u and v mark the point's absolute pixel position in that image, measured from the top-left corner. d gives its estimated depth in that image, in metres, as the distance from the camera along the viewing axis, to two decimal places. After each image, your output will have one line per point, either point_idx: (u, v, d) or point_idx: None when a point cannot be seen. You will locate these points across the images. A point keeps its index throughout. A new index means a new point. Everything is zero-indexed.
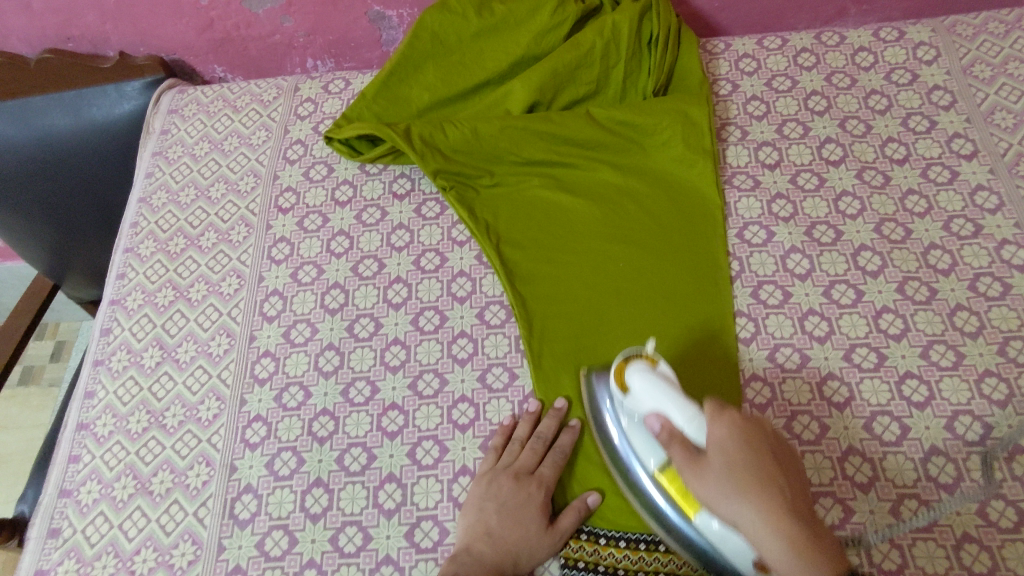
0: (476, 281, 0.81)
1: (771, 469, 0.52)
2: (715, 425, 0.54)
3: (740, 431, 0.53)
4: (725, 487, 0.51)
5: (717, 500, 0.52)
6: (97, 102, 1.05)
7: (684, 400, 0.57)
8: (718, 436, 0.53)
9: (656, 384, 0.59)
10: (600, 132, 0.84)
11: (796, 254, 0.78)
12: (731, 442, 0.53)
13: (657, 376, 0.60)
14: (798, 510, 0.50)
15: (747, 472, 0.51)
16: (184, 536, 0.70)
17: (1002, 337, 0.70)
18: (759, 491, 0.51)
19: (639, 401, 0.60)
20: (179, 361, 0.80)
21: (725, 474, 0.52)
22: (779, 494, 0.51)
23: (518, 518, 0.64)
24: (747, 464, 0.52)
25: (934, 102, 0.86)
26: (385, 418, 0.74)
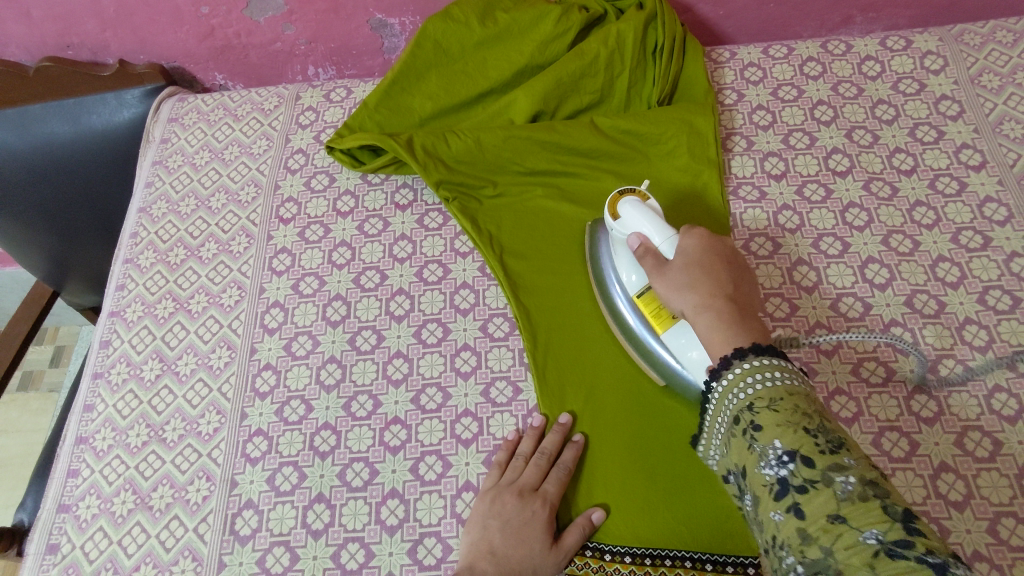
0: (480, 293, 0.81)
1: (724, 270, 0.59)
2: (687, 237, 0.62)
3: (705, 242, 0.61)
4: (680, 278, 0.59)
5: (672, 290, 0.59)
6: (96, 110, 1.05)
7: (665, 224, 0.65)
8: (687, 244, 0.61)
9: (644, 210, 0.66)
10: (604, 141, 0.83)
11: (802, 266, 0.77)
12: (693, 250, 0.61)
13: (646, 207, 0.67)
14: (735, 300, 0.56)
15: (700, 268, 0.58)
16: (185, 552, 0.69)
17: (1011, 351, 0.69)
18: (707, 281, 0.57)
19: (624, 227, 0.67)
20: (179, 374, 0.79)
21: (682, 270, 0.59)
22: (725, 287, 0.57)
23: (522, 536, 0.63)
24: (702, 266, 0.59)
25: (942, 112, 0.85)
26: (388, 432, 0.73)
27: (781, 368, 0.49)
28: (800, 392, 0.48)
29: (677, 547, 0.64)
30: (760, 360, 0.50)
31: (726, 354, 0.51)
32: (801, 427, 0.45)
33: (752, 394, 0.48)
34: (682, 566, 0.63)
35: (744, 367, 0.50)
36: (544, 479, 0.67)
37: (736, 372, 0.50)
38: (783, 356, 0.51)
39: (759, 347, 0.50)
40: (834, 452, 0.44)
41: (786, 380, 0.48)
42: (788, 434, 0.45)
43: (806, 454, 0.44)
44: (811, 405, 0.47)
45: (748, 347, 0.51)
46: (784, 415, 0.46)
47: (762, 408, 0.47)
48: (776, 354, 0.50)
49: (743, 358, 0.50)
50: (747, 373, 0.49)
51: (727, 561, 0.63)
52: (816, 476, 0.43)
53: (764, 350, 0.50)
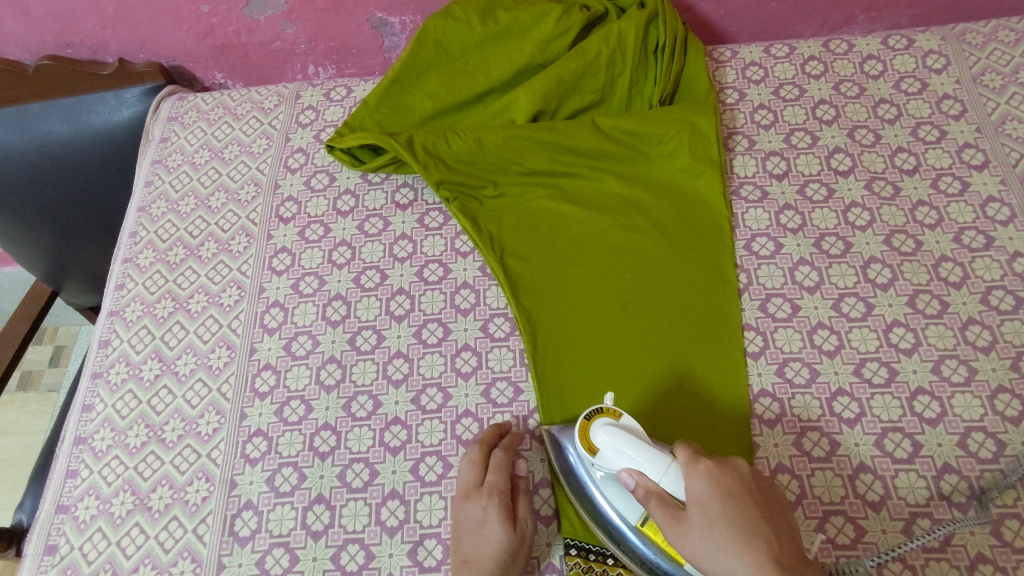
0: (480, 293, 0.80)
1: (749, 511, 0.51)
2: (694, 477, 0.52)
3: (718, 481, 0.52)
4: (710, 543, 0.50)
5: (711, 555, 0.50)
6: (96, 109, 1.04)
7: (656, 454, 0.55)
8: (698, 489, 0.51)
9: (626, 440, 0.57)
10: (605, 141, 0.83)
11: (804, 266, 0.77)
12: (709, 496, 0.51)
13: (625, 432, 0.58)
14: (783, 554, 0.49)
15: (733, 522, 0.50)
16: (184, 554, 0.68)
17: (1014, 352, 0.69)
18: (746, 539, 0.49)
19: (610, 464, 0.58)
20: (179, 374, 0.79)
21: (710, 530, 0.50)
22: (764, 538, 0.50)
23: (488, 530, 0.63)
24: (728, 516, 0.50)
25: (944, 112, 0.85)
26: (388, 432, 0.73)
27: None
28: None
29: None
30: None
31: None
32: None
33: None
34: None
35: None
36: (479, 468, 0.67)
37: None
38: None
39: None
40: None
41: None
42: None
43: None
44: None
45: None
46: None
47: None
48: None
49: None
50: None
51: None
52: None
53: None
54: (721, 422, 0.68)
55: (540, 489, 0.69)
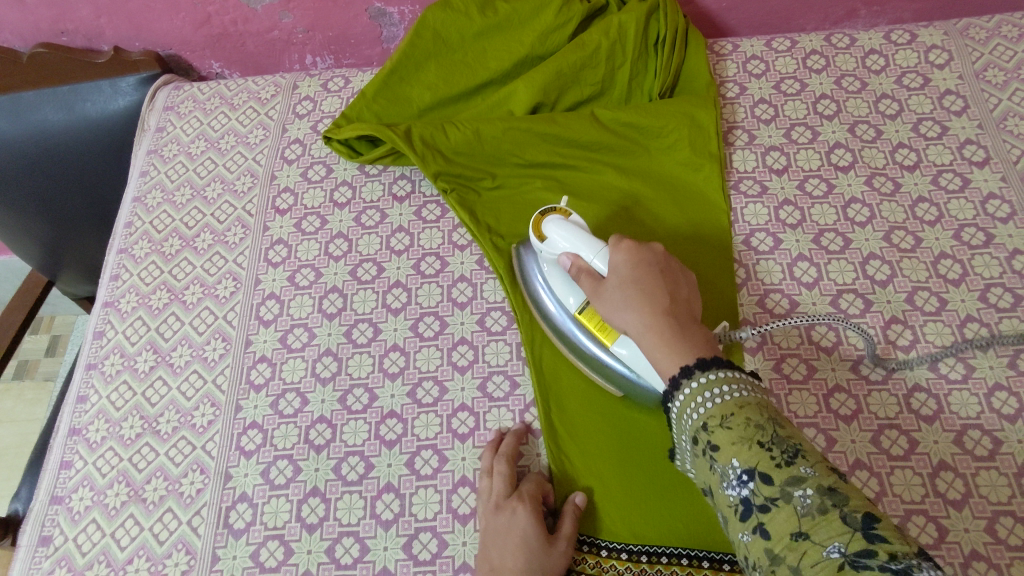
0: (477, 287, 0.80)
1: (657, 280, 0.57)
2: (616, 252, 0.60)
3: (634, 256, 0.59)
4: (617, 296, 0.57)
5: (615, 308, 0.57)
6: (91, 98, 1.04)
7: (592, 240, 0.64)
8: (616, 260, 0.60)
9: (569, 229, 0.65)
10: (604, 133, 0.82)
11: (803, 262, 0.76)
12: (623, 265, 0.59)
13: (570, 224, 0.66)
14: (677, 311, 0.55)
15: (634, 283, 0.57)
16: (178, 546, 0.68)
17: (1012, 350, 0.69)
18: (643, 294, 0.56)
19: (553, 249, 0.67)
20: (174, 365, 0.79)
21: (618, 287, 0.58)
22: (662, 297, 0.55)
23: (517, 537, 0.62)
24: (636, 279, 0.57)
25: (946, 108, 0.85)
26: (384, 426, 0.72)
27: (726, 378, 0.47)
28: (751, 403, 0.46)
29: (673, 544, 0.63)
30: (712, 371, 0.48)
31: (675, 372, 0.50)
32: (754, 441, 0.44)
33: (704, 410, 0.47)
34: (678, 563, 0.62)
35: (692, 384, 0.48)
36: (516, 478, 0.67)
37: (687, 390, 0.49)
38: (731, 365, 0.49)
39: (702, 360, 0.50)
40: (789, 463, 0.42)
41: (736, 391, 0.47)
42: (743, 452, 0.44)
43: (763, 472, 0.43)
44: (763, 413, 0.45)
45: (695, 363, 0.49)
46: (737, 432, 0.44)
47: (714, 429, 0.46)
48: (723, 366, 0.48)
49: (693, 376, 0.49)
50: (696, 387, 0.48)
51: (724, 559, 0.62)
52: (774, 492, 0.42)
53: (711, 362, 0.49)
54: None
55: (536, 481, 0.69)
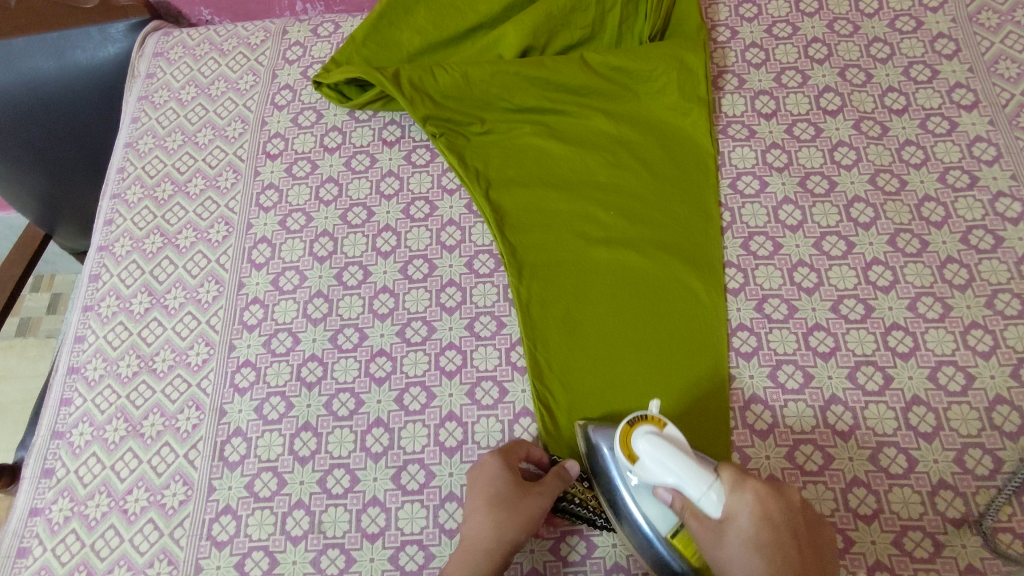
0: (465, 230, 0.81)
1: (791, 541, 0.49)
2: (736, 494, 0.51)
3: (761, 504, 0.50)
4: (739, 556, 0.49)
5: (739, 573, 0.48)
6: (80, 45, 1.01)
7: (700, 470, 0.52)
8: (737, 508, 0.50)
9: (666, 452, 0.53)
10: (591, 77, 0.82)
11: (788, 205, 0.77)
12: (747, 516, 0.50)
13: (667, 442, 0.54)
14: None
15: (762, 545, 0.48)
16: (176, 477, 0.71)
17: (991, 290, 0.70)
18: (777, 566, 0.48)
19: (650, 473, 0.54)
20: (169, 307, 0.80)
21: (749, 549, 0.48)
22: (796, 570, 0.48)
23: (480, 482, 0.63)
24: (772, 552, 0.48)
25: (938, 51, 0.84)
26: (374, 363, 0.74)
27: None
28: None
29: None
30: None
31: None
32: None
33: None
34: None
35: None
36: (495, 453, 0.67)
37: None
38: None
39: None
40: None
41: None
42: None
43: None
44: None
45: None
46: None
47: None
48: None
49: None
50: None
51: None
52: None
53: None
54: (701, 353, 0.69)
55: (519, 419, 0.70)
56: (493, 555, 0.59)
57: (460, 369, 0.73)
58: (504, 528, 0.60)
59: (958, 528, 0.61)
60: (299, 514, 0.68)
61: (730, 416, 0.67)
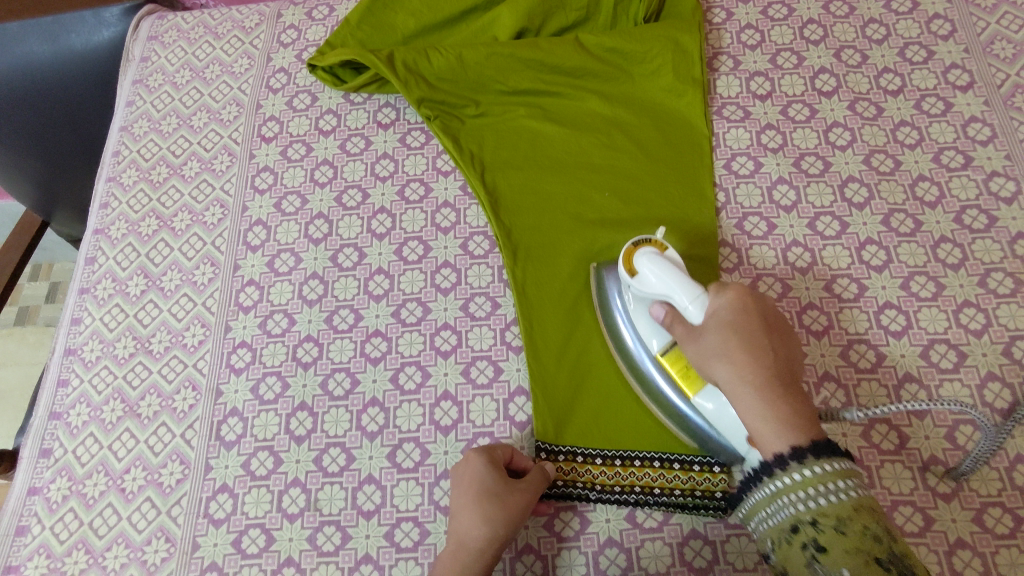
0: (460, 212, 0.81)
1: (762, 336, 0.56)
2: (718, 298, 0.58)
3: (738, 304, 0.58)
4: (713, 341, 0.56)
5: (713, 358, 0.56)
6: (75, 29, 1.01)
7: (689, 282, 0.60)
8: (718, 307, 0.58)
9: (663, 267, 0.61)
10: (586, 58, 0.82)
11: (782, 185, 0.77)
12: (725, 313, 0.57)
13: (664, 260, 0.62)
14: (778, 372, 0.54)
15: (735, 331, 0.56)
16: (173, 456, 0.71)
17: (984, 269, 0.70)
18: (746, 348, 0.55)
19: (647, 285, 0.62)
20: (164, 289, 0.80)
21: (721, 336, 0.56)
22: (763, 355, 0.55)
23: (466, 478, 0.63)
24: (743, 338, 0.55)
25: (933, 32, 0.84)
26: (369, 344, 0.75)
27: (841, 472, 0.49)
28: (865, 505, 0.48)
29: (646, 449, 0.66)
30: (824, 462, 0.49)
31: (783, 449, 0.50)
32: (869, 554, 0.46)
33: (814, 504, 0.48)
34: (651, 465, 0.65)
35: (802, 472, 0.49)
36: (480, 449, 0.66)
37: (797, 476, 0.49)
38: (836, 447, 0.50)
39: (813, 441, 0.50)
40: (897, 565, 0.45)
41: (850, 490, 0.48)
42: (858, 562, 0.46)
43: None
44: (878, 523, 0.47)
45: (805, 444, 0.50)
46: (853, 540, 0.46)
47: (828, 527, 0.47)
48: (833, 454, 0.50)
49: (800, 459, 0.49)
50: (802, 477, 0.49)
51: (694, 460, 0.65)
52: None
53: (822, 447, 0.50)
54: None
55: (514, 398, 0.71)
56: (485, 554, 0.59)
57: (455, 349, 0.73)
58: (496, 526, 0.60)
59: (948, 502, 0.61)
60: (295, 492, 0.68)
61: None
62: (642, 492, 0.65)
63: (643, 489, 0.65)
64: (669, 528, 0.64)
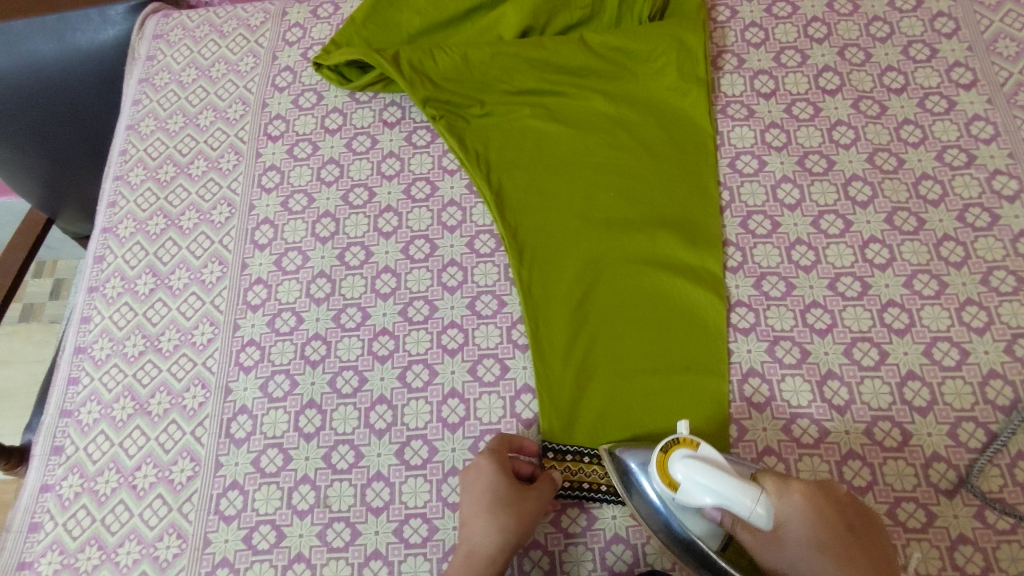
0: (466, 211, 0.82)
1: (843, 525, 0.54)
2: (789, 504, 0.53)
3: (812, 504, 0.54)
4: (805, 555, 0.53)
5: (809, 569, 0.53)
6: (80, 27, 1.01)
7: (742, 486, 0.53)
8: (792, 515, 0.53)
9: (705, 475, 0.53)
10: (591, 58, 0.82)
11: (787, 184, 0.77)
12: (803, 519, 0.53)
13: (703, 463, 0.54)
14: (871, 559, 0.54)
15: (821, 539, 0.53)
16: (184, 454, 0.72)
17: (986, 267, 0.71)
18: (840, 549, 0.53)
19: (691, 496, 0.55)
20: (173, 288, 0.81)
21: (810, 547, 0.53)
22: (855, 551, 0.53)
23: (476, 486, 0.63)
24: (832, 541, 0.53)
25: (937, 30, 0.84)
26: (376, 342, 0.75)
27: None
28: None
29: None
30: None
31: None
32: None
33: None
34: None
35: None
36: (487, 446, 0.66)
37: None
38: None
39: None
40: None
41: None
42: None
43: None
44: None
45: None
46: None
47: None
48: None
49: None
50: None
51: None
52: None
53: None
54: (699, 331, 0.70)
55: (521, 395, 0.71)
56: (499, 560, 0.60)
57: (461, 348, 0.74)
58: (510, 534, 0.61)
59: (950, 499, 0.62)
60: (305, 489, 0.69)
61: (728, 389, 0.68)
62: None
63: None
64: None
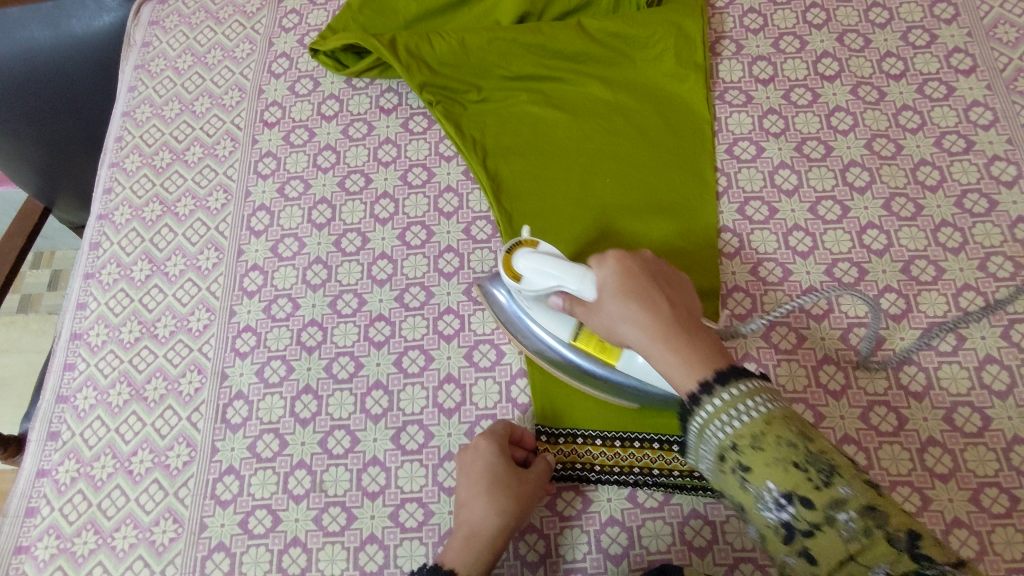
0: (463, 197, 0.81)
1: (654, 285, 0.54)
2: (602, 268, 0.55)
3: (622, 264, 0.54)
4: (616, 309, 0.53)
5: (619, 321, 0.53)
6: (76, 14, 1.01)
7: (572, 265, 0.58)
8: (604, 277, 0.55)
9: (542, 262, 0.60)
10: (588, 44, 0.82)
11: (784, 169, 0.77)
12: (613, 277, 0.54)
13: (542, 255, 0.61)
14: (680, 315, 0.52)
15: (629, 291, 0.53)
16: (179, 439, 0.72)
17: (983, 253, 0.71)
18: (643, 296, 0.53)
19: (532, 285, 0.61)
20: (169, 274, 0.81)
21: (617, 297, 0.53)
22: (662, 304, 0.52)
23: (475, 468, 0.63)
24: (635, 291, 0.53)
25: (937, 16, 0.84)
26: (373, 328, 0.75)
27: (751, 387, 0.46)
28: (780, 416, 0.44)
29: (641, 430, 0.67)
30: (734, 386, 0.46)
31: (693, 388, 0.47)
32: (789, 464, 0.42)
33: (731, 430, 0.45)
34: (650, 447, 0.66)
35: (713, 402, 0.46)
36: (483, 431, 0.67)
37: (708, 408, 0.46)
38: (751, 373, 0.47)
39: (722, 372, 0.47)
40: (828, 484, 0.41)
41: (763, 404, 0.45)
42: (779, 474, 0.42)
43: (802, 495, 0.42)
44: (797, 432, 0.44)
45: (713, 377, 0.47)
46: (773, 454, 0.43)
47: (746, 450, 0.44)
48: (743, 377, 0.46)
49: (709, 390, 0.46)
50: (719, 402, 0.46)
51: None
52: (817, 517, 0.41)
53: (732, 372, 0.47)
54: None
55: (516, 380, 0.71)
56: (494, 540, 0.59)
57: (457, 334, 0.74)
58: (507, 515, 0.60)
59: (945, 483, 0.62)
60: (300, 474, 0.69)
61: None
62: (641, 473, 0.66)
63: (642, 470, 0.66)
64: (669, 509, 0.65)
